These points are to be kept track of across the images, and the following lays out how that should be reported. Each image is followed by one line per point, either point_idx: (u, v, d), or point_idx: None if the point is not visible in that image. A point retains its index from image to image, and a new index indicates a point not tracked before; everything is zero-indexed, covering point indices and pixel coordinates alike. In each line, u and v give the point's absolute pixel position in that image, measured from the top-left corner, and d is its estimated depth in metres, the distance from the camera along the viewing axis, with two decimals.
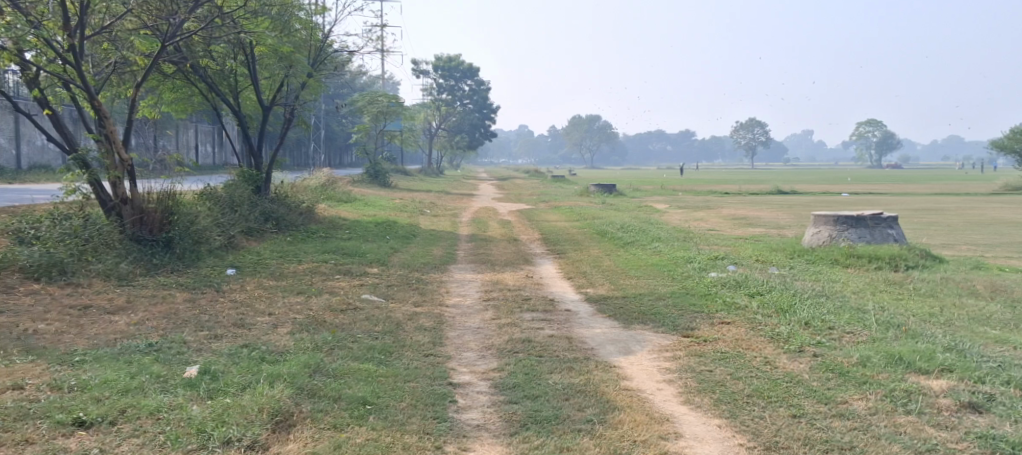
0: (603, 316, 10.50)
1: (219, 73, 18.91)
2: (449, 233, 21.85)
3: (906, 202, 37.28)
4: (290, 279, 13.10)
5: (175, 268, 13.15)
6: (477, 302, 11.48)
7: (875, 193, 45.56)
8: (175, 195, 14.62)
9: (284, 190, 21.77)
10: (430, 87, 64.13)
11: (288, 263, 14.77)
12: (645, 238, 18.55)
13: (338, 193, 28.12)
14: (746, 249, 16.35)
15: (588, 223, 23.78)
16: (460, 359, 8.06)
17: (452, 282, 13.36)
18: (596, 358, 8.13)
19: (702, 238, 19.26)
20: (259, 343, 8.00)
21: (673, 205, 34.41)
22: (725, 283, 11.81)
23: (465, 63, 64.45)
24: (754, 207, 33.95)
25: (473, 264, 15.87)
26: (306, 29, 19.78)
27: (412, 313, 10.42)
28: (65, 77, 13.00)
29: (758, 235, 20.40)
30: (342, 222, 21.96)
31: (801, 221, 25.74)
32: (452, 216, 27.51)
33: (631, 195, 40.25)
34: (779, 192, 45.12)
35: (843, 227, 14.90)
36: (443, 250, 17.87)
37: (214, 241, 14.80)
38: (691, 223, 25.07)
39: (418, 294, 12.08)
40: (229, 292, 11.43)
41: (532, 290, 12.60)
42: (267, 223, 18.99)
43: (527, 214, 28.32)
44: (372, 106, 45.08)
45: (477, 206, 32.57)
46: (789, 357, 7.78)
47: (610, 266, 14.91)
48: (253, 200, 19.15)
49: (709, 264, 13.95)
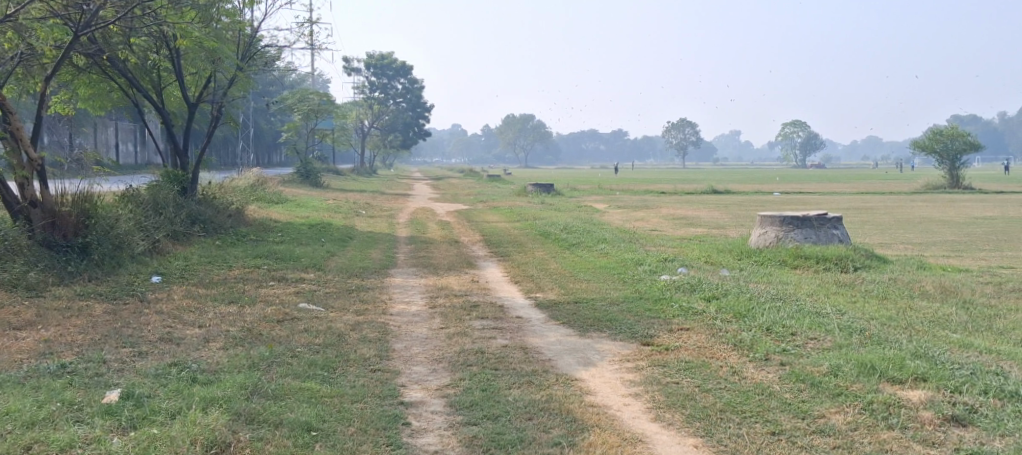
0: (557, 324, 10.09)
1: (139, 68, 18.04)
2: (387, 235, 21.21)
3: (836, 201, 37.70)
4: (221, 286, 12.39)
5: (93, 276, 12.33)
6: (423, 310, 10.96)
7: (805, 192, 45.98)
8: (92, 197, 13.77)
9: (213, 191, 20.87)
10: (362, 85, 63.13)
11: (218, 269, 14.03)
12: (589, 240, 18.20)
13: (270, 194, 27.23)
14: (693, 250, 16.11)
15: (529, 224, 23.36)
16: (410, 374, 7.57)
17: (394, 288, 12.83)
18: (555, 371, 7.73)
19: (645, 239, 18.99)
20: (189, 360, 7.38)
21: (611, 205, 34.20)
22: (678, 287, 11.51)
23: (397, 61, 63.51)
24: (690, 206, 33.94)
25: (414, 267, 15.32)
26: (235, 23, 18.95)
27: (355, 323, 9.87)
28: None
29: (701, 235, 20.24)
30: (274, 224, 21.16)
31: (740, 220, 25.74)
32: (389, 216, 26.85)
33: (567, 195, 39.95)
34: (712, 192, 45.26)
35: (789, 227, 14.75)
36: (382, 254, 17.26)
37: (136, 246, 13.97)
38: (632, 223, 24.83)
39: (359, 301, 11.51)
40: (154, 302, 10.70)
41: (479, 295, 12.13)
42: (195, 226, 18.12)
43: (466, 214, 27.82)
44: (303, 104, 44.08)
45: (414, 206, 31.91)
46: (755, 368, 7.50)
47: (555, 269, 14.53)
48: (180, 202, 18.26)
49: (658, 267, 13.64)
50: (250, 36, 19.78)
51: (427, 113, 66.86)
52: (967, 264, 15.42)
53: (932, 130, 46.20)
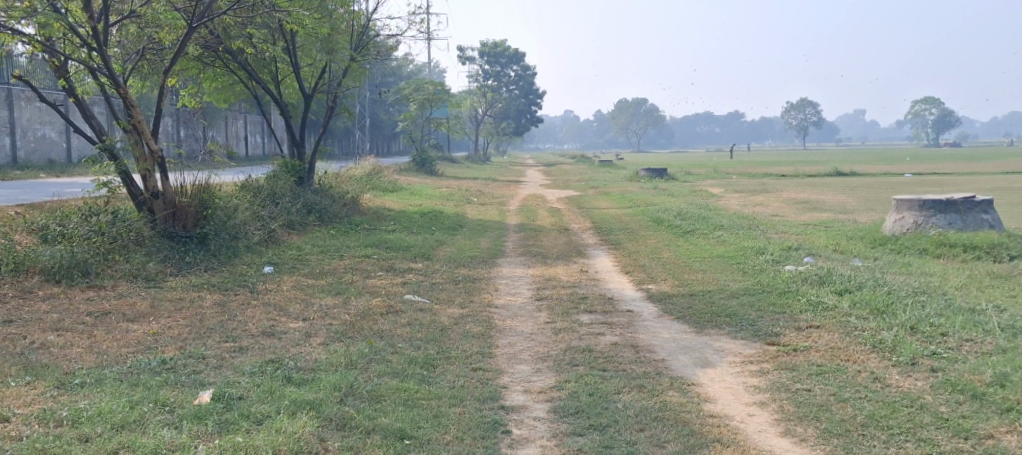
0: (672, 319, 9.40)
1: (259, 60, 18.10)
2: (497, 223, 20.82)
3: (976, 182, 35.32)
4: (328, 277, 12.18)
5: (210, 266, 12.27)
6: (530, 303, 10.42)
7: (938, 173, 43.39)
8: (209, 187, 13.78)
9: (327, 180, 20.91)
10: (475, 73, 63.10)
11: (328, 259, 13.87)
12: (706, 226, 17.30)
13: (382, 182, 27.24)
14: (819, 237, 15.05)
15: (642, 210, 22.58)
16: (514, 375, 7.06)
17: (502, 278, 12.37)
18: (670, 373, 7.07)
19: (766, 225, 17.97)
20: (287, 356, 7.06)
21: (728, 189, 32.91)
22: (807, 279, 10.62)
23: (510, 48, 62.97)
24: (813, 190, 32.35)
25: (523, 257, 14.85)
26: (348, 13, 18.81)
27: (459, 317, 9.44)
28: (90, 64, 12.21)
29: (828, 221, 19.06)
30: (386, 213, 21.07)
31: (869, 205, 24.27)
32: (500, 204, 26.48)
33: (683, 180, 38.84)
34: (836, 174, 43.20)
35: (930, 212, 13.59)
36: (491, 242, 16.87)
37: (251, 236, 13.93)
38: (752, 208, 23.74)
39: (465, 293, 11.08)
40: (262, 294, 10.54)
41: (589, 287, 11.51)
42: (309, 214, 18.08)
43: (577, 200, 27.22)
44: (418, 93, 44.23)
45: (525, 193, 31.47)
46: (899, 374, 6.68)
47: (671, 258, 13.80)
48: (293, 191, 18.27)
49: (781, 256, 12.72)
50: (364, 25, 19.61)
51: (540, 99, 66.36)
52: None
53: None
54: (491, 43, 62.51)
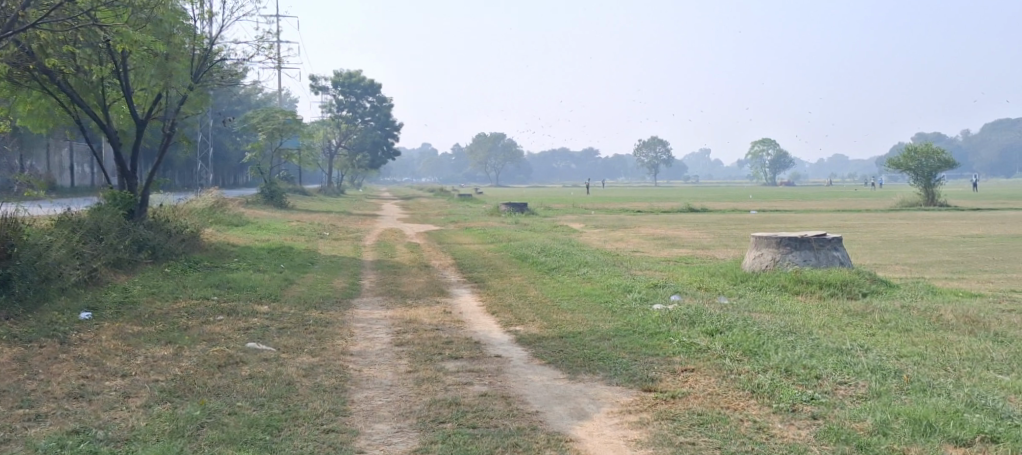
0: (541, 364, 8.86)
1: (84, 83, 16.64)
2: (352, 259, 19.87)
3: (817, 219, 36.83)
4: (160, 322, 11.08)
5: (12, 313, 10.96)
6: (389, 348, 9.67)
7: (781, 210, 45.09)
8: (15, 223, 12.49)
9: (166, 215, 19.47)
10: (330, 104, 61.70)
11: (161, 302, 12.68)
12: (569, 263, 16.98)
13: (228, 216, 25.77)
14: (681, 274, 14.94)
15: (503, 246, 22.12)
16: (371, 438, 6.36)
17: (357, 321, 11.55)
18: (545, 428, 6.51)
19: (628, 262, 17.82)
20: (95, 424, 6.53)
21: (587, 225, 33.02)
22: (676, 319, 10.31)
23: (364, 79, 62.00)
24: (668, 225, 32.84)
25: (380, 296, 14.03)
26: (187, 35, 17.66)
27: (309, 368, 8.61)
28: None
29: (686, 257, 19.14)
30: (232, 249, 19.78)
31: (723, 241, 24.73)
32: (355, 239, 25.51)
33: (541, 215, 38.83)
34: (688, 210, 44.25)
35: (786, 249, 13.64)
36: (346, 280, 15.96)
37: (68, 277, 12.65)
38: (612, 244, 23.70)
39: (317, 338, 10.21)
40: (76, 346, 9.40)
41: (453, 329, 10.85)
42: (141, 251, 16.67)
43: (437, 235, 26.60)
44: (268, 122, 42.66)
45: (383, 228, 30.53)
46: (781, 422, 6.35)
47: (535, 297, 13.33)
48: (126, 226, 16.85)
49: (648, 294, 12.46)
50: (205, 49, 18.46)
51: (395, 131, 65.60)
52: (974, 288, 14.39)
53: (903, 150, 45.38)
54: (346, 74, 61.37)
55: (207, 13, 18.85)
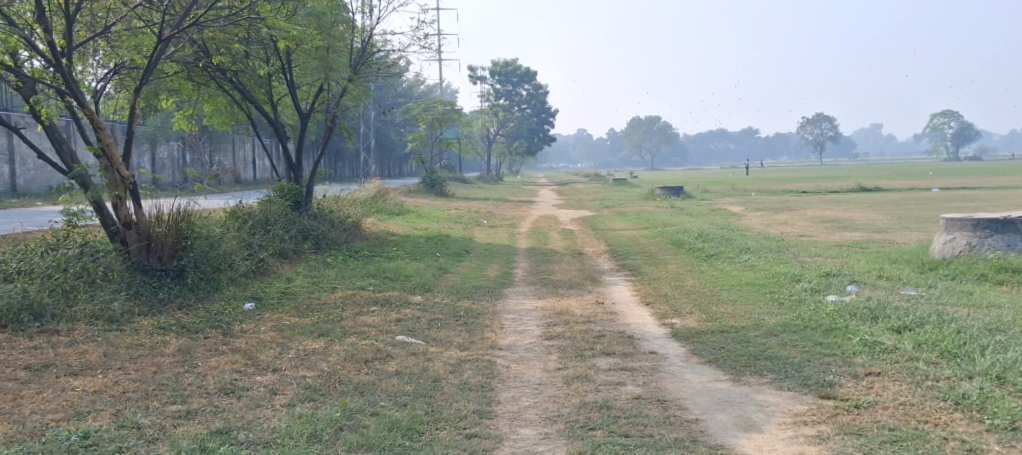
0: (702, 362, 8.12)
1: (255, 81, 16.88)
2: (506, 247, 19.56)
3: (1008, 197, 33.87)
4: (316, 314, 10.97)
5: (186, 303, 11.16)
6: (539, 343, 9.16)
7: (965, 188, 41.75)
8: (190, 215, 12.68)
9: (328, 204, 19.74)
10: (486, 93, 62.00)
11: (319, 292, 12.66)
12: (731, 250, 15.98)
13: (387, 205, 26.05)
14: (858, 261, 13.71)
15: (660, 231, 21.28)
16: (516, 446, 5.89)
17: (509, 313, 11.12)
18: (708, 441, 5.86)
19: (798, 247, 16.65)
20: (238, 425, 6.32)
21: (748, 208, 31.60)
22: (855, 313, 9.30)
23: (521, 67, 61.89)
24: (838, 207, 30.97)
25: (534, 286, 13.59)
26: (348, 29, 17.74)
27: (455, 364, 8.23)
28: (56, 86, 11.09)
29: (862, 241, 17.76)
30: (389, 238, 19.85)
31: (903, 223, 22.96)
32: (510, 226, 25.28)
33: (700, 198, 37.50)
34: (860, 190, 41.68)
35: (986, 233, 12.24)
36: (499, 269, 15.62)
37: (236, 269, 12.79)
38: (777, 228, 22.42)
39: (467, 331, 9.82)
40: (235, 338, 9.37)
41: (606, 322, 10.22)
42: (306, 241, 16.85)
43: (592, 221, 26.00)
44: (427, 113, 43.16)
45: (538, 214, 30.18)
46: (999, 444, 5.61)
47: (696, 287, 12.51)
48: (291, 217, 17.12)
49: (821, 284, 11.39)
50: (364, 42, 18.48)
51: (551, 118, 65.32)
52: None
53: None
54: (502, 63, 61.71)
55: (364, 6, 18.91)
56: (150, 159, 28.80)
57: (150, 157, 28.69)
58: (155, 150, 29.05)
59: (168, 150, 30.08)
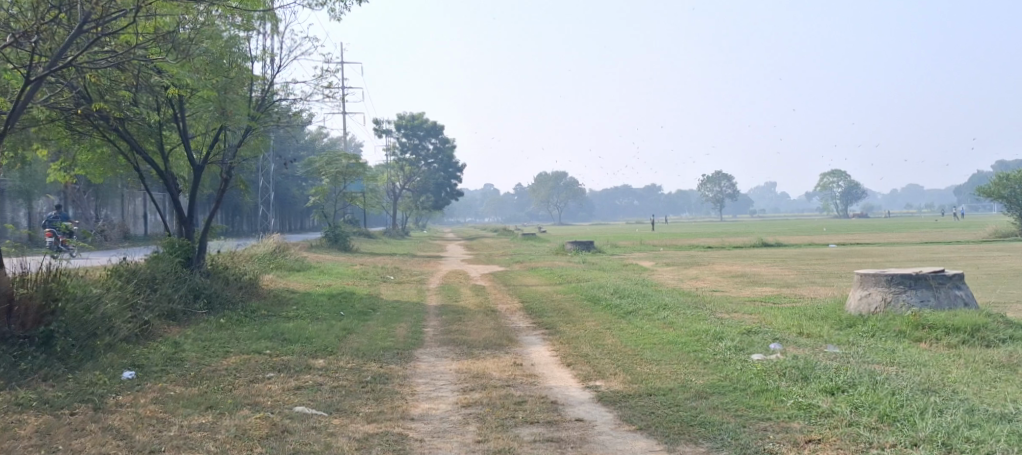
0: (632, 430, 7.59)
1: (143, 130, 15.89)
2: (415, 304, 18.79)
3: (905, 252, 34.83)
4: (205, 383, 10.04)
5: (52, 374, 10.12)
6: (454, 411, 8.47)
7: (862, 244, 42.81)
8: (62, 275, 11.63)
9: (225, 261, 18.68)
10: (393, 147, 61.36)
11: (209, 357, 11.69)
12: (647, 306, 15.56)
13: (289, 261, 24.97)
14: (775, 318, 13.47)
15: (573, 287, 20.86)
16: None
17: (419, 376, 10.40)
18: None
19: (713, 303, 16.41)
20: None
21: (657, 262, 31.59)
22: (784, 373, 8.91)
23: (428, 121, 61.56)
24: (745, 261, 31.25)
25: (445, 346, 12.88)
26: (246, 76, 16.94)
27: (364, 439, 7.50)
28: None
29: (774, 296, 17.68)
30: (290, 296, 18.85)
31: (811, 278, 23.15)
32: (418, 282, 24.53)
33: (610, 253, 37.43)
34: (763, 244, 42.37)
35: (900, 288, 12.15)
36: (407, 328, 14.86)
37: (116, 334, 11.78)
38: (688, 283, 22.30)
39: (375, 399, 9.07)
40: (108, 416, 8.41)
41: (524, 385, 9.60)
42: (197, 301, 15.75)
43: (502, 277, 25.47)
44: (332, 166, 42.27)
45: (446, 270, 29.47)
46: None
47: (614, 345, 12.03)
48: (183, 275, 16.05)
49: (743, 342, 11.01)
50: (262, 89, 17.77)
51: (459, 172, 65.02)
52: None
53: (992, 178, 43.09)
54: (409, 116, 61.25)
55: (263, 54, 18.19)
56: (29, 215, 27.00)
57: (29, 213, 26.86)
58: (35, 204, 27.30)
59: (51, 204, 28.34)
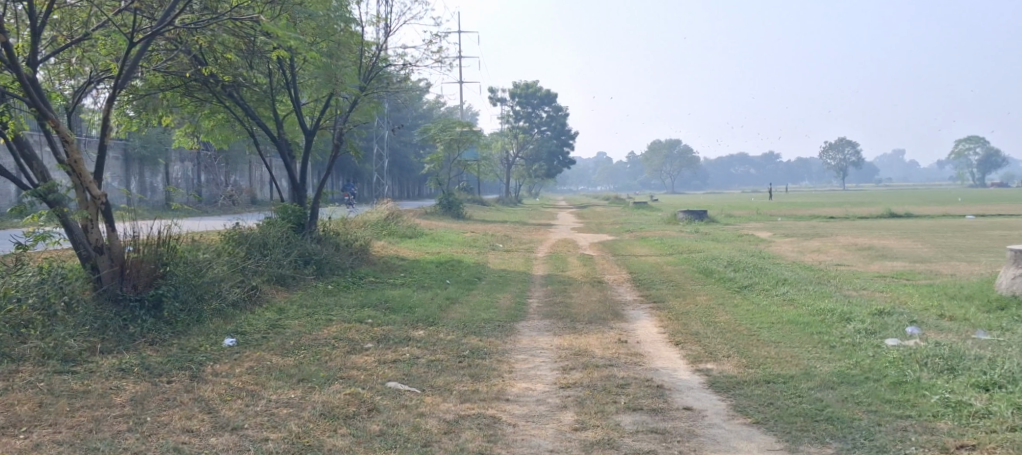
0: (748, 423, 6.82)
1: (254, 94, 15.55)
2: (521, 274, 18.26)
3: None
4: (303, 353, 9.68)
5: (159, 339, 9.81)
6: (552, 392, 7.86)
7: (1001, 215, 40.01)
8: (171, 241, 11.35)
9: (333, 227, 18.49)
10: (506, 114, 60.80)
11: (312, 326, 11.32)
12: (766, 280, 14.60)
13: (399, 227, 24.79)
14: (911, 297, 12.33)
15: (686, 258, 19.95)
16: None
17: (519, 352, 9.82)
18: None
19: (840, 278, 15.27)
20: None
21: (777, 233, 30.21)
22: (925, 363, 8.03)
23: (542, 88, 60.63)
24: (872, 233, 29.49)
25: (550, 319, 12.28)
26: (355, 39, 16.44)
27: (455, 420, 6.98)
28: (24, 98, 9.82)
29: (908, 272, 16.38)
30: (397, 263, 18.59)
31: (947, 252, 21.51)
32: (526, 250, 24.02)
33: (726, 223, 36.04)
34: (891, 216, 40.06)
35: None
36: (511, 299, 14.33)
37: (223, 298, 11.46)
38: (810, 256, 21.04)
39: (471, 376, 8.53)
40: (203, 386, 8.05)
41: (630, 366, 8.90)
42: (306, 266, 15.58)
43: (613, 246, 24.71)
44: (444, 133, 41.99)
45: (556, 238, 28.86)
46: None
47: (729, 323, 11.18)
48: (291, 240, 15.88)
49: (876, 324, 10.03)
50: (372, 55, 17.07)
51: (571, 140, 64.04)
52: None
53: None
54: (523, 84, 60.46)
55: (375, 19, 17.70)
56: (164, 180, 27.64)
57: (163, 177, 27.59)
58: (169, 169, 27.69)
59: (183, 169, 28.70)
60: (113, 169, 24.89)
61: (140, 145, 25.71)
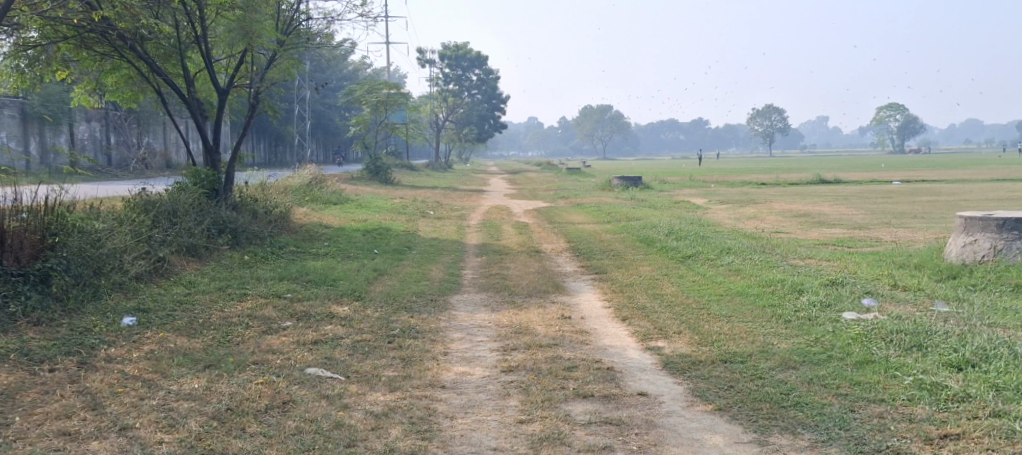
0: (709, 411, 6.18)
1: (161, 48, 14.30)
2: (454, 242, 17.44)
3: (975, 191, 32.70)
4: (211, 334, 8.72)
5: (44, 318, 8.74)
6: (492, 377, 7.11)
7: (926, 180, 40.37)
8: (60, 209, 10.22)
9: (253, 193, 17.36)
10: (436, 77, 59.48)
11: (224, 301, 10.36)
12: (709, 249, 14.06)
13: (326, 193, 23.69)
14: (858, 266, 11.91)
15: (623, 225, 19.38)
16: None
17: (453, 330, 9.03)
18: None
19: (781, 246, 14.84)
20: None
21: (711, 200, 29.95)
22: (891, 339, 7.50)
23: (473, 51, 59.40)
24: (804, 199, 29.45)
25: (485, 292, 11.53)
26: None
27: (384, 413, 6.18)
28: None
29: (848, 239, 16.06)
30: (321, 231, 17.59)
31: (882, 218, 21.39)
32: (458, 218, 23.18)
33: (659, 189, 35.73)
34: (819, 181, 40.32)
35: (1013, 236, 10.70)
36: (444, 269, 13.54)
37: (124, 271, 10.41)
38: (747, 223, 20.70)
39: (401, 359, 7.72)
40: (89, 375, 7.06)
41: (575, 345, 8.19)
42: (222, 235, 14.50)
43: (546, 213, 24.05)
44: (372, 95, 40.62)
45: (488, 205, 28.11)
46: None
47: (675, 295, 10.58)
48: (205, 208, 14.76)
49: (829, 296, 9.53)
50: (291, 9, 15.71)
51: (502, 105, 63.11)
52: None
53: None
54: (453, 46, 59.12)
55: None
56: (70, 141, 25.94)
57: (69, 139, 25.84)
58: (75, 130, 25.98)
59: (90, 129, 27.00)
60: (9, 129, 23.18)
61: (43, 105, 23.99)
